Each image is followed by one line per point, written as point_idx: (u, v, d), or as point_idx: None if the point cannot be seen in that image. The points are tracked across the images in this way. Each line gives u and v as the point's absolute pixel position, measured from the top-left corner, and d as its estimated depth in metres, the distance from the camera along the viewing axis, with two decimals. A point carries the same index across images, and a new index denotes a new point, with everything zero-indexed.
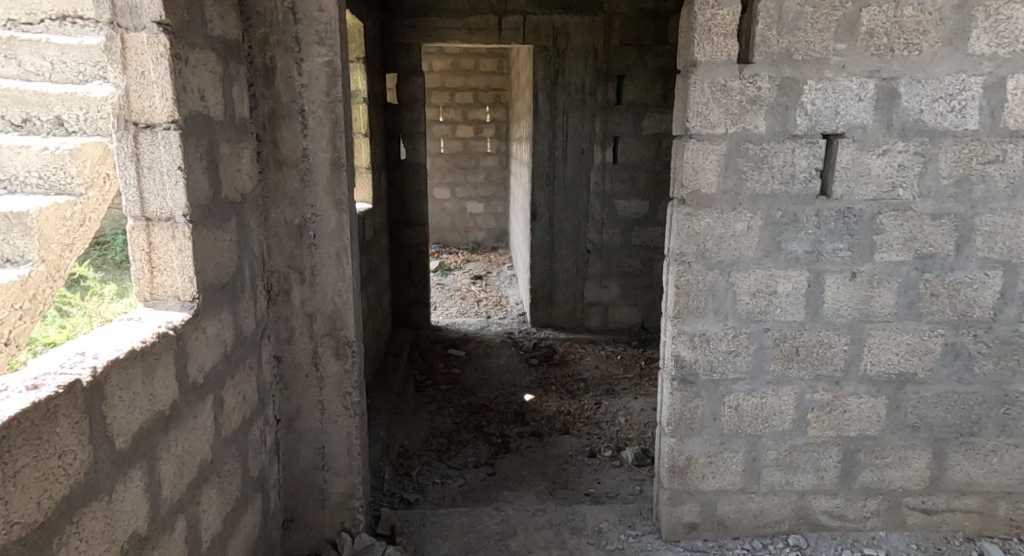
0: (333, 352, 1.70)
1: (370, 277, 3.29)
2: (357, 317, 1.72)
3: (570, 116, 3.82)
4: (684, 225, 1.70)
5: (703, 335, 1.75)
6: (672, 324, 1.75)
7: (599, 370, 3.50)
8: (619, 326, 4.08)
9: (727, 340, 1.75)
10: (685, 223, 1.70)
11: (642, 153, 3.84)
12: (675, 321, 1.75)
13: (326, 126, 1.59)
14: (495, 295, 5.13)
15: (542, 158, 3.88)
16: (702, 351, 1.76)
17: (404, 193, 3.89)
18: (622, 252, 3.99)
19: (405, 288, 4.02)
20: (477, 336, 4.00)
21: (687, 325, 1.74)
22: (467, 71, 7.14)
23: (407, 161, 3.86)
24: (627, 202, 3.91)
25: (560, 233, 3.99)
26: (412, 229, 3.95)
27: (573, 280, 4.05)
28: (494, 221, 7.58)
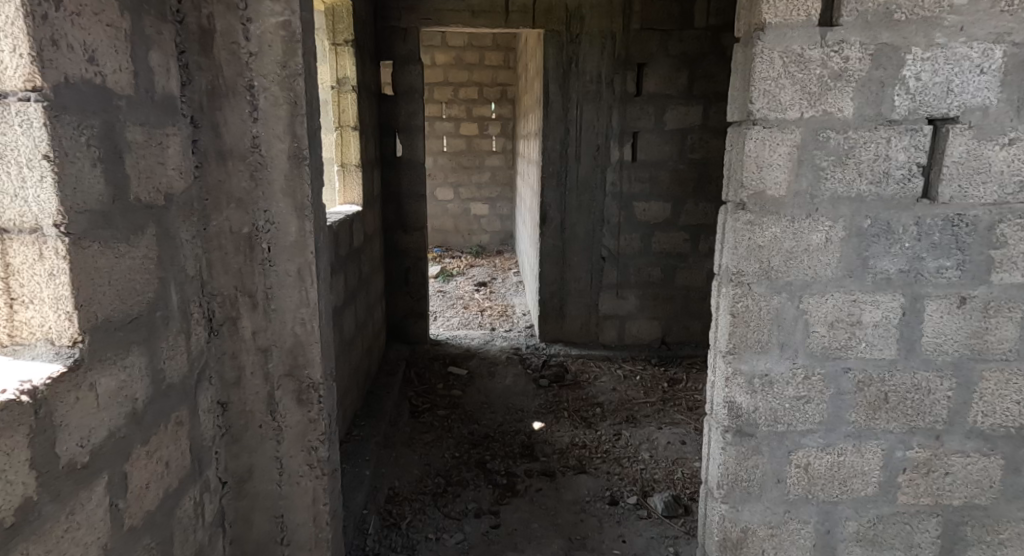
0: (294, 397, 1.34)
1: (361, 288, 2.92)
2: (325, 352, 1.37)
3: (585, 109, 3.45)
4: (743, 235, 1.35)
5: (765, 376, 1.38)
6: (726, 361, 1.39)
7: (617, 393, 3.14)
8: (637, 341, 3.71)
9: (795, 384, 1.38)
10: (744, 234, 1.34)
11: (664, 151, 3.48)
12: (730, 358, 1.39)
13: (284, 108, 1.23)
14: (501, 305, 4.77)
15: (553, 155, 3.51)
16: (764, 397, 1.39)
17: (400, 193, 3.53)
18: (641, 260, 3.62)
19: (402, 299, 3.65)
20: (480, 352, 3.63)
21: (744, 363, 1.38)
22: (471, 65, 6.78)
23: (404, 158, 3.50)
24: (647, 204, 3.55)
25: (573, 238, 3.61)
26: (409, 234, 3.59)
27: (587, 291, 3.67)
28: (499, 223, 7.23)
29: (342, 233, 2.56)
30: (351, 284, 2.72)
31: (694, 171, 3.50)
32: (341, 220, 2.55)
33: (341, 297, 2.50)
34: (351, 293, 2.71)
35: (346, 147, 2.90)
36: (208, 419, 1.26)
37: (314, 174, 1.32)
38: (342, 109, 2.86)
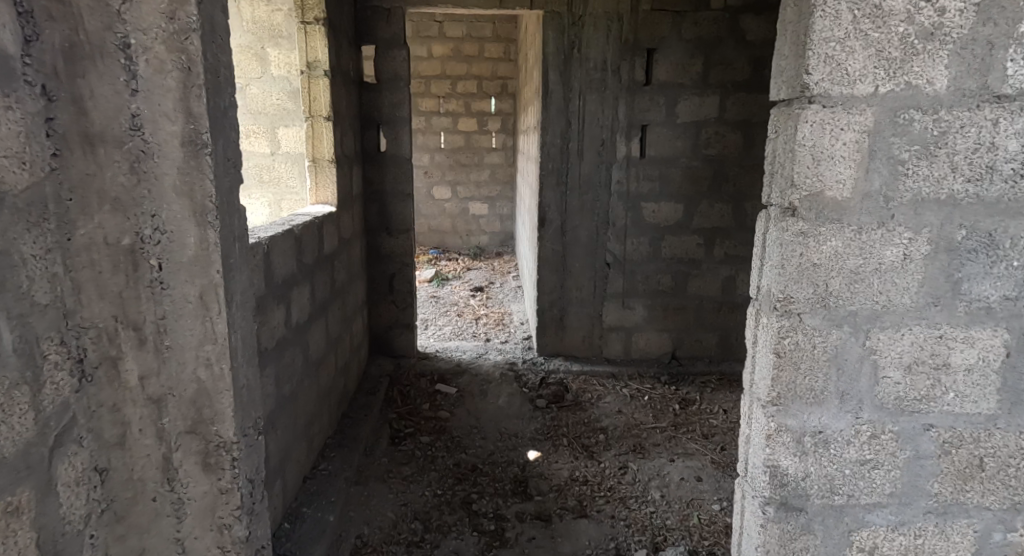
0: (199, 461, 1.04)
1: (335, 298, 2.61)
2: (241, 401, 1.07)
3: (589, 100, 3.12)
4: (793, 251, 1.02)
5: (820, 434, 1.05)
6: (767, 414, 1.07)
7: (623, 417, 2.82)
8: (645, 356, 3.38)
9: (859, 444, 1.05)
10: (795, 249, 1.01)
11: (675, 146, 3.15)
12: (772, 411, 1.06)
13: (174, 79, 0.92)
14: (498, 313, 4.45)
15: (554, 151, 3.18)
16: (817, 461, 1.06)
17: (383, 193, 3.22)
18: (650, 267, 3.29)
19: (386, 308, 3.33)
20: (472, 367, 3.31)
21: (792, 417, 1.06)
22: (470, 57, 6.46)
23: (389, 154, 3.19)
24: (656, 205, 3.22)
25: (574, 243, 3.28)
26: (393, 237, 3.27)
27: (589, 301, 3.34)
28: (499, 223, 6.90)
29: (309, 236, 2.25)
30: (322, 295, 2.41)
31: (709, 169, 3.17)
32: (307, 222, 2.23)
33: (306, 312, 2.19)
34: (322, 304, 2.40)
35: (318, 139, 2.60)
36: (76, 496, 0.91)
37: (223, 168, 1.01)
38: (313, 96, 2.57)
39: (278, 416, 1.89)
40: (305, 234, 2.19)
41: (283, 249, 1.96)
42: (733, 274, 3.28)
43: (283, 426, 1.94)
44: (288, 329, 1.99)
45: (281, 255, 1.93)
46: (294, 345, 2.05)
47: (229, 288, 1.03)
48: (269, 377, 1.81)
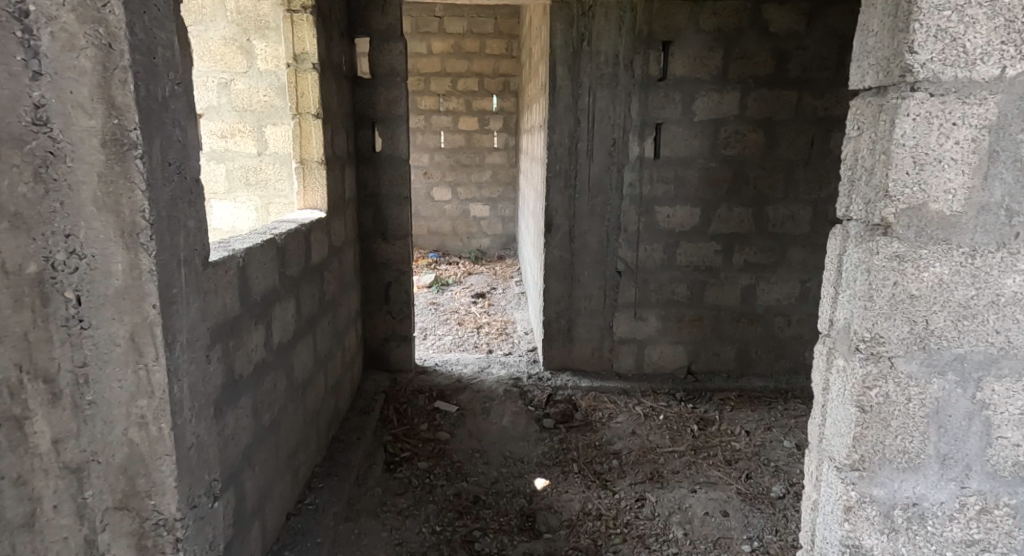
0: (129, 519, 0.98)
1: (325, 312, 2.40)
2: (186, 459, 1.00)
3: (600, 97, 2.91)
4: (890, 283, 0.92)
5: (914, 496, 0.97)
6: (854, 476, 0.97)
7: (637, 440, 2.61)
8: (658, 370, 3.17)
9: (957, 508, 0.96)
10: (891, 287, 0.92)
11: (692, 146, 2.94)
12: (860, 469, 0.97)
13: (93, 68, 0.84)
14: (501, 321, 4.24)
15: (562, 151, 2.97)
16: (908, 526, 0.98)
17: (379, 196, 3.01)
18: (664, 275, 3.08)
19: (381, 320, 3.12)
20: (474, 382, 3.10)
21: (882, 477, 0.97)
22: (472, 54, 6.25)
23: (385, 155, 2.98)
24: (671, 209, 3.01)
25: (583, 250, 3.07)
26: (390, 243, 3.06)
27: (599, 312, 3.13)
28: (501, 226, 6.68)
29: (295, 245, 2.03)
30: (310, 309, 2.20)
31: (728, 170, 2.96)
32: (292, 229, 2.02)
33: (291, 330, 1.98)
34: (310, 319, 2.19)
35: (306, 139, 2.38)
36: None
37: (161, 167, 0.92)
38: (300, 92, 2.35)
39: (257, 451, 1.68)
40: (290, 243, 1.98)
41: (264, 261, 1.75)
42: (754, 283, 3.07)
43: (264, 460, 1.73)
44: (270, 351, 1.78)
45: (260, 268, 1.72)
46: (276, 367, 1.84)
47: (171, 331, 0.95)
48: (245, 409, 1.60)
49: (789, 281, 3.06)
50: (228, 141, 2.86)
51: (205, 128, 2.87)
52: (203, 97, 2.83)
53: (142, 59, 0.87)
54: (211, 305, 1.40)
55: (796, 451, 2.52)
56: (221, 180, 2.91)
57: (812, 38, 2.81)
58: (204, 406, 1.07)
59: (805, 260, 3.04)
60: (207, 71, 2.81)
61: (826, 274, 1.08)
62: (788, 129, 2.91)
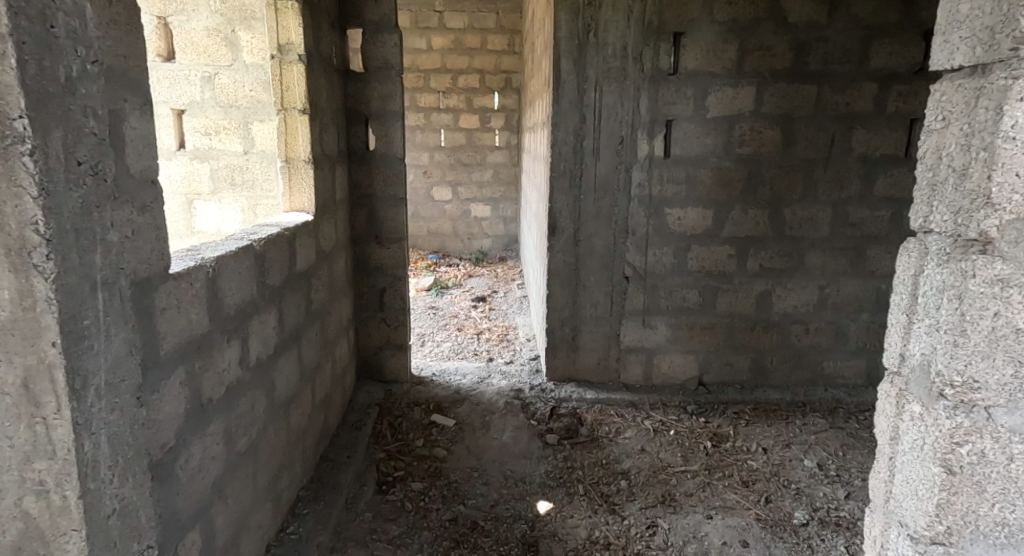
0: None
1: (313, 322, 2.24)
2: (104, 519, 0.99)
3: (607, 92, 2.75)
4: (994, 326, 1.01)
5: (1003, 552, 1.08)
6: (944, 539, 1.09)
7: (647, 458, 2.46)
8: (667, 381, 3.00)
9: None
10: (994, 341, 1.01)
11: (704, 143, 2.78)
12: (954, 525, 1.08)
13: None
14: (502, 327, 4.07)
15: (567, 149, 2.81)
16: None
17: (373, 196, 2.85)
18: (674, 281, 2.91)
19: (375, 328, 2.95)
20: (474, 393, 2.94)
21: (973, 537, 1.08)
22: (473, 50, 6.08)
23: (379, 153, 2.82)
24: (682, 211, 2.85)
25: (589, 254, 2.91)
26: (384, 247, 2.90)
27: (605, 320, 2.96)
28: (502, 226, 6.52)
29: (277, 251, 1.87)
30: (295, 320, 2.04)
31: (742, 170, 2.80)
32: (273, 234, 1.86)
33: (273, 344, 1.82)
34: (294, 332, 2.03)
35: (292, 137, 2.22)
36: None
37: (62, 155, 0.88)
38: (285, 86, 2.18)
39: (231, 481, 1.53)
40: (271, 249, 1.82)
41: (240, 270, 1.59)
42: (769, 289, 2.90)
43: (240, 489, 1.58)
44: (246, 369, 1.63)
45: (235, 278, 1.56)
46: (254, 386, 1.68)
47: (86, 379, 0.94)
48: (217, 435, 1.44)
49: (806, 286, 2.89)
50: (212, 138, 2.69)
51: (188, 125, 2.69)
52: (186, 92, 2.65)
53: (30, 30, 0.83)
54: (173, 323, 1.24)
55: (817, 471, 2.34)
56: (205, 180, 2.74)
57: (833, 29, 2.64)
58: (131, 460, 1.05)
59: (825, 264, 2.86)
60: (189, 65, 2.62)
61: (898, 282, 1.18)
62: (807, 126, 2.74)
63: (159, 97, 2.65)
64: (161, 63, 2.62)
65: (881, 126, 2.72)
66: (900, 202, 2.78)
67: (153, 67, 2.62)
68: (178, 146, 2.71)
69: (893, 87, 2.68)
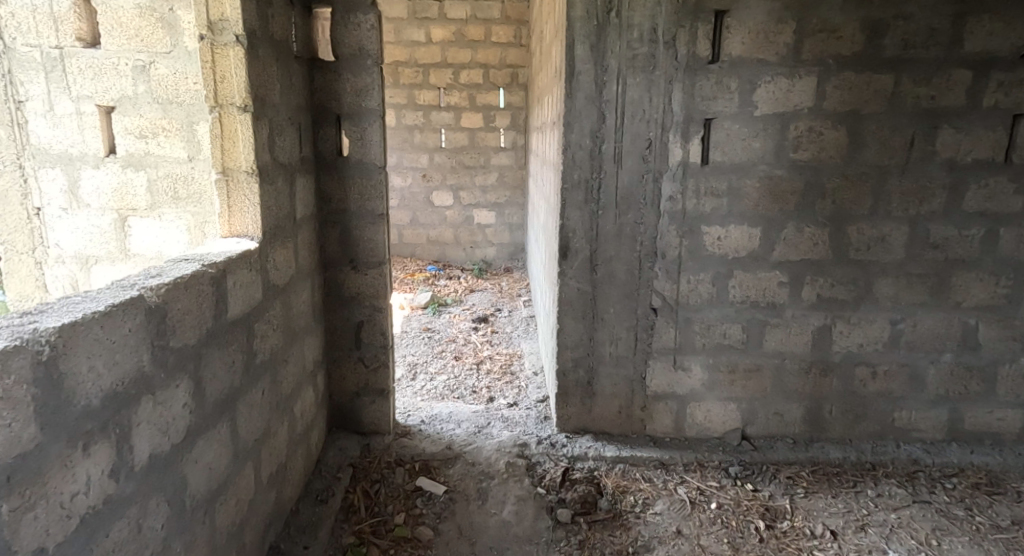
0: None
1: (260, 378, 1.76)
2: None
3: (632, 85, 2.26)
4: None
5: None
6: None
7: (684, 546, 1.96)
8: (703, 433, 2.50)
9: None
10: None
11: (749, 148, 2.29)
12: None
13: None
14: (506, 357, 3.57)
15: (583, 154, 2.32)
16: None
17: (347, 212, 2.36)
18: (711, 314, 2.42)
19: (350, 369, 2.46)
20: (470, 448, 2.45)
21: None
22: (476, 42, 5.58)
23: (354, 160, 2.33)
24: (722, 230, 2.36)
25: (608, 281, 2.43)
26: (362, 272, 2.41)
27: (627, 359, 2.48)
28: (508, 234, 6.02)
29: (196, 299, 1.39)
30: (229, 384, 1.55)
31: (797, 180, 2.29)
32: (191, 274, 1.38)
33: (185, 428, 1.34)
34: (227, 399, 1.55)
35: (229, 142, 1.72)
36: None
37: None
38: (219, 75, 1.68)
39: None
40: (185, 296, 1.34)
41: (120, 340, 1.11)
42: (829, 323, 2.39)
43: None
44: (134, 477, 1.15)
45: (107, 351, 1.07)
46: (150, 494, 1.21)
47: None
48: None
49: (875, 321, 2.36)
50: (149, 142, 2.19)
51: (119, 126, 2.18)
52: (115, 85, 2.15)
53: None
54: None
55: None
56: (141, 193, 2.23)
57: (916, 3, 2.11)
58: None
59: (898, 294, 2.34)
60: (117, 51, 2.12)
61: None
62: (880, 126, 2.22)
63: (82, 91, 2.15)
64: (83, 49, 2.12)
65: (974, 125, 2.19)
66: (996, 219, 2.25)
67: (73, 54, 2.12)
68: (108, 151, 2.21)
69: (991, 76, 2.15)
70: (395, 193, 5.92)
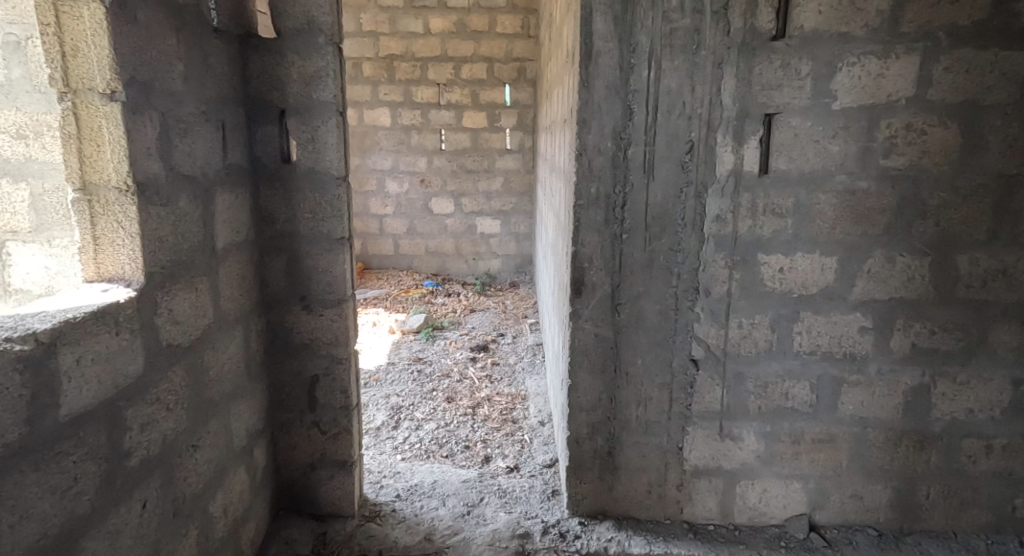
0: None
1: (145, 485, 1.24)
2: None
3: (668, 70, 1.72)
4: None
5: None
6: None
7: None
8: (758, 520, 1.95)
9: None
10: None
11: (824, 151, 1.73)
12: None
13: None
14: (507, 400, 3.01)
15: (603, 162, 1.79)
16: None
17: (298, 235, 1.83)
18: (769, 367, 1.87)
19: (304, 436, 1.94)
20: (455, 539, 1.91)
21: None
22: (478, 33, 5.03)
23: (306, 168, 1.79)
24: (786, 260, 1.80)
25: (634, 324, 1.89)
26: (317, 312, 1.87)
27: (659, 424, 1.93)
28: (515, 244, 5.47)
29: None
30: (71, 514, 1.03)
31: (890, 194, 1.72)
32: None
33: None
34: (66, 539, 1.02)
35: (91, 145, 1.18)
36: None
37: None
38: (69, 46, 1.14)
39: None
40: None
41: None
42: (928, 382, 1.81)
43: None
44: None
45: None
46: None
47: None
48: None
49: (992, 380, 1.78)
50: (28, 144, 1.51)
51: None
52: None
53: None
54: None
55: None
56: (22, 211, 1.56)
57: None
58: None
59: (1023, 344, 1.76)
60: None
61: None
62: (1007, 121, 1.64)
63: None
64: None
65: None
66: None
67: None
68: None
69: None
70: (391, 200, 5.38)
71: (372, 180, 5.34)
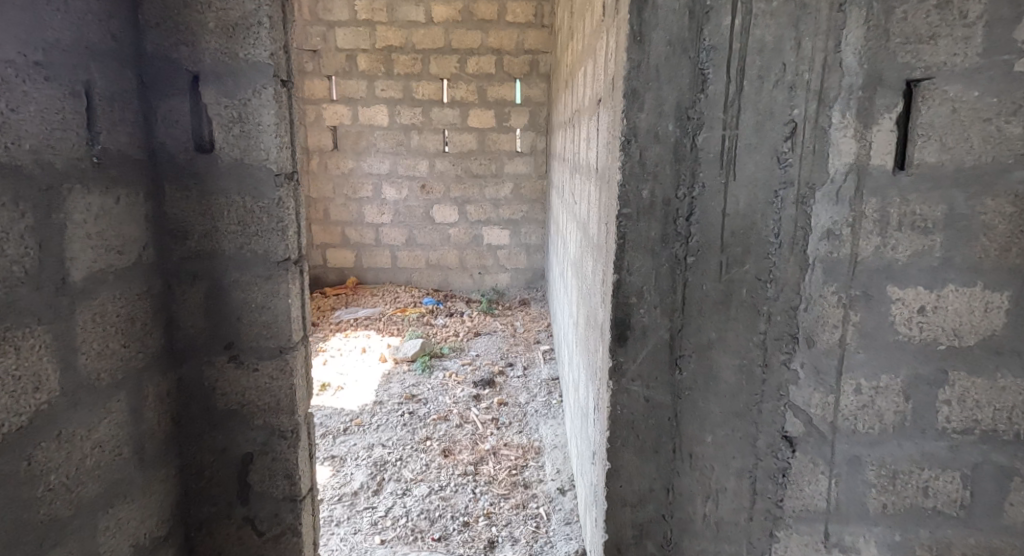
0: None
1: None
2: None
3: (761, 15, 1.16)
4: None
5: None
6: None
7: None
8: None
9: None
10: None
11: (997, 134, 1.15)
12: None
13: None
14: (517, 454, 2.44)
15: (662, 152, 1.22)
16: None
17: (219, 256, 1.27)
18: (900, 451, 1.28)
19: (233, 539, 1.38)
20: None
21: None
22: (486, 22, 4.50)
23: (229, 159, 1.24)
24: (930, 298, 1.22)
25: (701, 385, 1.31)
26: (249, 366, 1.31)
27: (735, 526, 1.36)
28: (525, 257, 4.91)
29: None
30: None
31: None
32: None
33: None
34: None
35: None
36: None
37: None
38: None
39: None
40: None
41: None
42: None
43: None
44: None
45: None
46: None
47: None
48: None
49: None
50: None
51: None
52: None
53: None
54: None
55: None
56: None
57: None
58: None
59: None
60: None
61: None
62: None
63: None
64: None
65: None
66: None
67: None
68: None
69: None
70: (389, 207, 4.83)
71: (367, 185, 4.79)
